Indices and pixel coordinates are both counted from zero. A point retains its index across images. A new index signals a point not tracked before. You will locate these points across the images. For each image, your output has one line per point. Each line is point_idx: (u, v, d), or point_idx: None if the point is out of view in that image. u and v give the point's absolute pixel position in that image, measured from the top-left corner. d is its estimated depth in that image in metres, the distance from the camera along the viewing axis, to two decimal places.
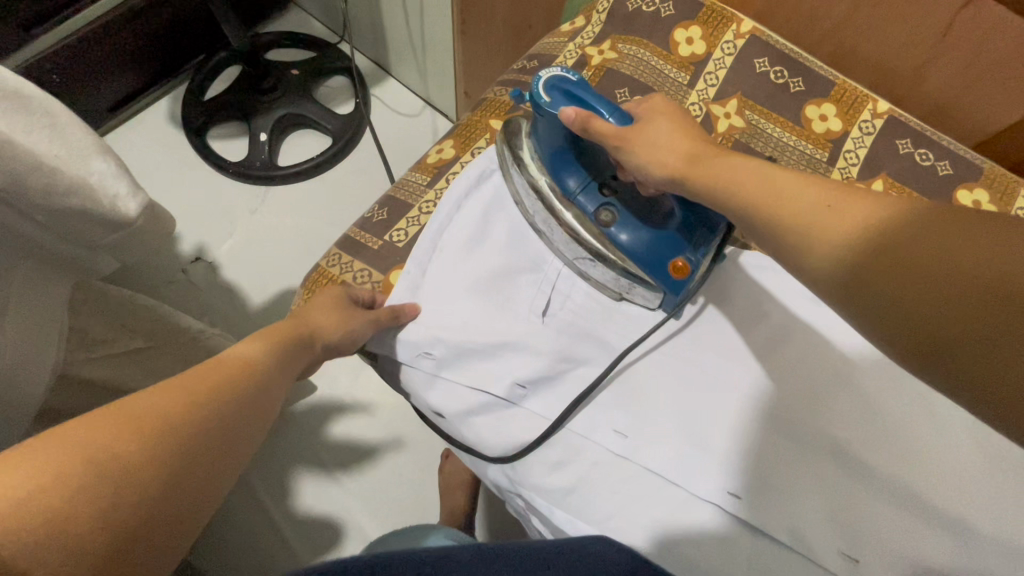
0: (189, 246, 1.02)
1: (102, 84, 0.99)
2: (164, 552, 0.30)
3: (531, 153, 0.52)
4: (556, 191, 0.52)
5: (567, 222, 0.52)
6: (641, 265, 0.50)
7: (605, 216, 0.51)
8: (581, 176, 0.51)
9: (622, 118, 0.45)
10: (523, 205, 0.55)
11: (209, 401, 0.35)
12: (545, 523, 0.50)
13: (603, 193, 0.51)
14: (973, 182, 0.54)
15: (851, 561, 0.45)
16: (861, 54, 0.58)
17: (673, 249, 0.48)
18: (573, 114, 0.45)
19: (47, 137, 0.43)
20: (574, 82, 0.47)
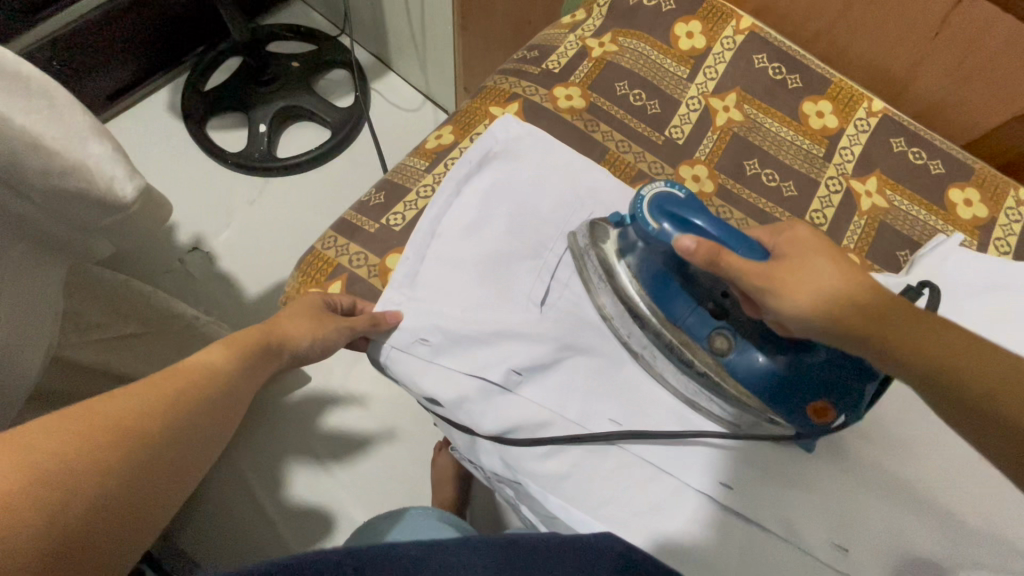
0: (186, 236, 1.02)
1: (103, 73, 0.99)
2: (112, 552, 0.30)
3: (629, 271, 0.49)
4: (662, 316, 0.49)
5: (676, 347, 0.49)
6: (769, 403, 0.46)
7: (720, 344, 0.47)
8: (689, 297, 0.48)
9: (756, 254, 0.40)
10: (613, 320, 0.52)
11: (169, 407, 0.36)
12: (536, 513, 0.52)
13: (717, 318, 0.47)
14: (964, 181, 0.55)
15: (840, 551, 0.46)
16: (857, 53, 0.59)
17: (809, 392, 0.44)
18: (694, 244, 0.40)
19: (44, 119, 0.42)
20: (681, 203, 0.43)
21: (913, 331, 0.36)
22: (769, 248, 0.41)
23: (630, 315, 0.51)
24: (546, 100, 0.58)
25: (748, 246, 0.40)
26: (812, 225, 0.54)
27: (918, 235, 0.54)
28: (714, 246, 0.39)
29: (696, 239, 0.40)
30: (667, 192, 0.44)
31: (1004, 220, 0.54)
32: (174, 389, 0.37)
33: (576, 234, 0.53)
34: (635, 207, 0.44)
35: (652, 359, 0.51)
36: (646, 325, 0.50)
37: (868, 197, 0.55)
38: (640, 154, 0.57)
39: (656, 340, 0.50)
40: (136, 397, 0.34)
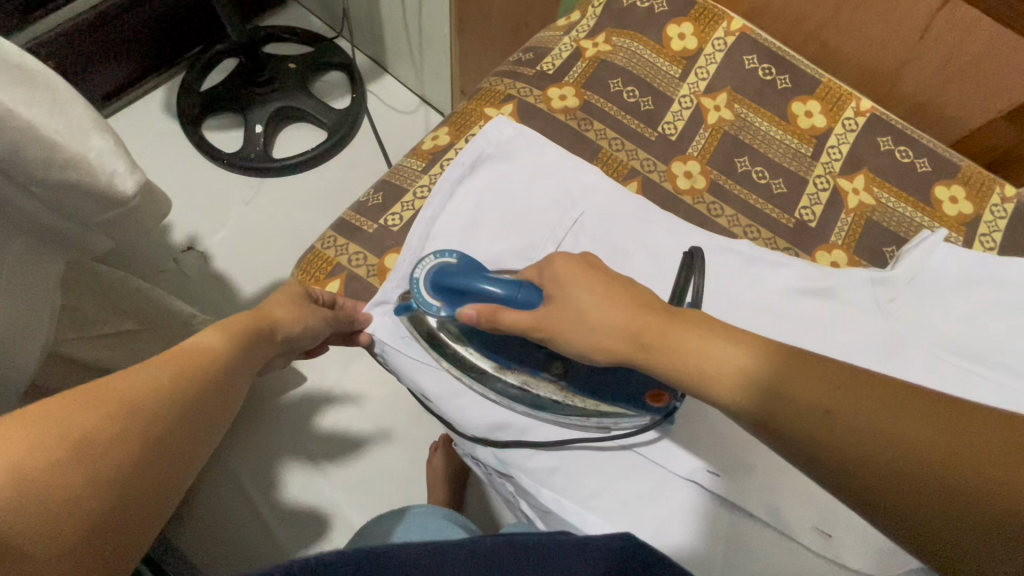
0: (181, 236, 1.02)
1: (100, 71, 0.99)
2: (139, 524, 0.31)
3: (454, 337, 0.50)
4: (497, 367, 0.49)
5: (520, 389, 0.49)
6: (609, 402, 0.48)
7: (554, 370, 0.49)
8: (511, 344, 0.49)
9: (529, 300, 0.42)
10: (463, 377, 0.51)
11: (181, 388, 0.36)
12: (533, 508, 0.53)
13: (536, 351, 0.49)
14: (950, 179, 0.56)
15: (826, 536, 0.47)
16: (845, 54, 0.60)
17: (632, 390, 0.48)
18: (475, 313, 0.42)
19: (47, 111, 0.42)
20: (455, 272, 0.45)
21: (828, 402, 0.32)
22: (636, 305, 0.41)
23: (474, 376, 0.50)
24: (540, 99, 0.59)
25: (514, 293, 0.42)
26: (801, 222, 0.56)
27: (905, 232, 0.55)
28: (491, 311, 0.42)
29: (475, 307, 0.43)
30: (441, 264, 0.46)
31: (989, 217, 0.55)
32: (175, 373, 0.37)
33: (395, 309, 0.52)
34: (414, 294, 0.46)
35: (511, 406, 0.51)
36: (491, 383, 0.50)
37: (855, 195, 0.56)
38: (634, 151, 0.58)
39: (502, 392, 0.50)
40: (140, 382, 0.34)
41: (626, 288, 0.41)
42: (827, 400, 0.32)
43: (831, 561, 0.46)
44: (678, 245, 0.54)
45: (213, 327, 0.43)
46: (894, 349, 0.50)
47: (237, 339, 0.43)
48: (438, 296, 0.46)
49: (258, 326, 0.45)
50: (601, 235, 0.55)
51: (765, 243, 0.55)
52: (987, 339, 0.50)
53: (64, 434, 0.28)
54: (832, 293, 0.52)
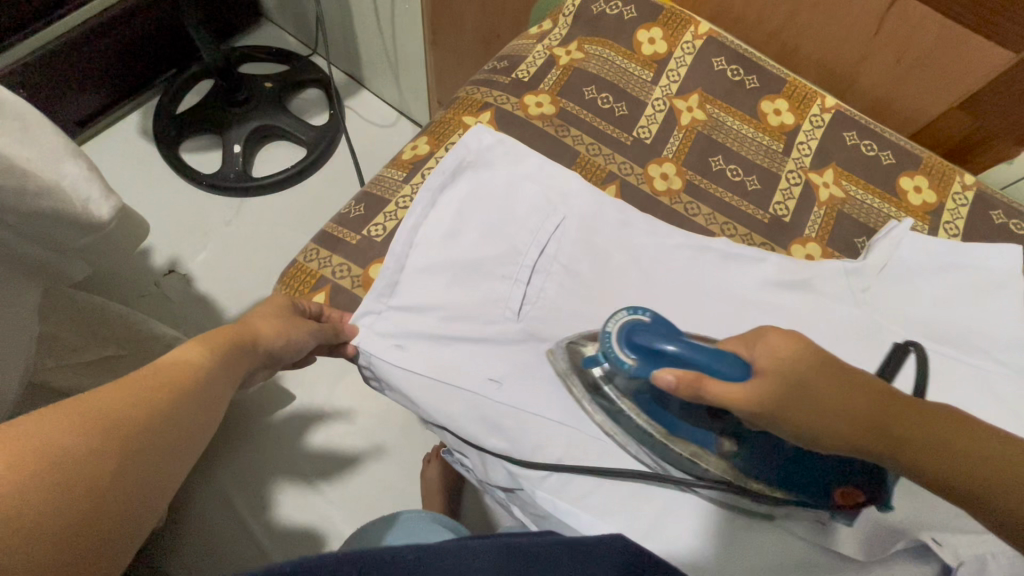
0: (162, 259, 1.01)
1: (72, 98, 0.98)
2: (129, 532, 0.30)
3: (618, 392, 0.48)
4: (664, 432, 0.47)
5: (688, 460, 0.47)
6: (793, 492, 0.46)
7: (728, 448, 0.46)
8: (687, 412, 0.46)
9: (741, 371, 0.36)
10: (618, 438, 0.50)
11: (163, 399, 0.35)
12: (527, 511, 0.54)
13: (715, 426, 0.46)
14: (913, 170, 0.58)
15: (815, 523, 0.48)
16: (809, 53, 0.62)
17: (835, 481, 0.44)
18: (673, 380, 0.38)
19: (16, 139, 0.42)
20: (648, 330, 0.41)
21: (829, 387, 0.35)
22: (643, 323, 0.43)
23: (637, 440, 0.49)
24: (516, 107, 0.60)
25: (725, 364, 0.37)
26: (775, 216, 0.57)
27: (875, 223, 0.57)
28: (693, 377, 0.37)
29: (676, 372, 0.38)
30: (635, 320, 0.43)
31: (952, 205, 0.57)
32: (156, 384, 0.36)
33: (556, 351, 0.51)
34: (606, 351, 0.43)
35: (666, 473, 0.49)
36: (656, 449, 0.48)
37: (825, 188, 0.58)
38: (610, 155, 0.59)
39: (664, 459, 0.48)
40: (120, 395, 0.33)
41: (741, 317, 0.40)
42: (838, 401, 0.35)
43: (816, 546, 0.47)
44: (657, 245, 0.55)
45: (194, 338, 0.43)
46: (869, 334, 0.51)
47: (221, 350, 0.43)
48: (631, 355, 0.42)
49: (241, 338, 0.45)
50: (583, 237, 0.55)
51: (742, 238, 0.57)
52: (950, 321, 0.52)
53: (39, 443, 0.28)
54: (808, 284, 0.53)
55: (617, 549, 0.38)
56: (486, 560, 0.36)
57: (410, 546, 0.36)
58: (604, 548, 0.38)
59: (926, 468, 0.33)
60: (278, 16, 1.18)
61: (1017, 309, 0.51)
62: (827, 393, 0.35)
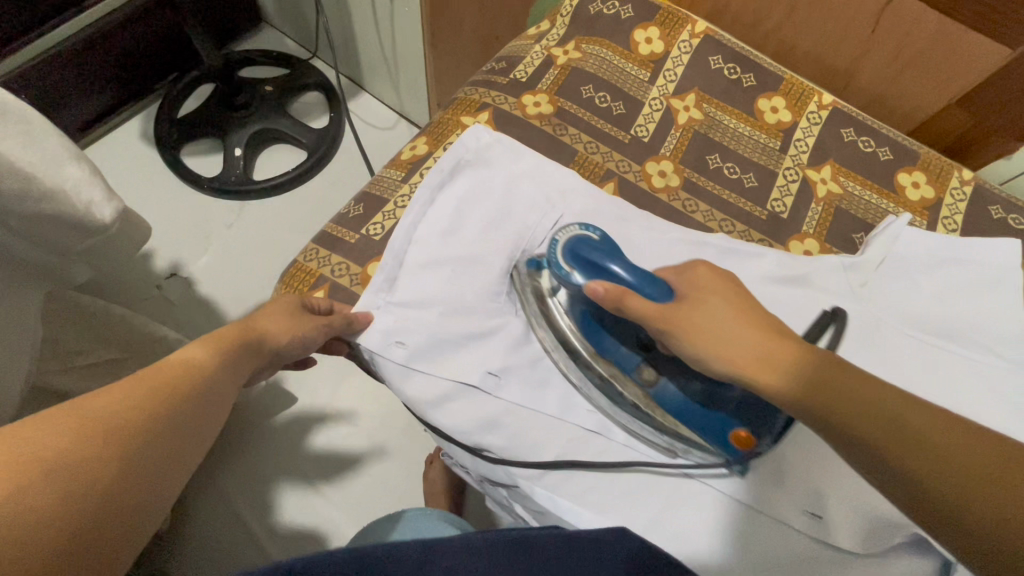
0: (164, 263, 1.02)
1: (73, 103, 0.99)
2: (135, 528, 0.31)
3: (561, 309, 0.52)
4: (591, 350, 0.52)
5: (605, 380, 0.51)
6: (694, 429, 0.49)
7: (647, 374, 0.51)
8: (618, 332, 0.51)
9: (663, 294, 0.43)
10: (550, 355, 0.54)
11: (168, 397, 0.36)
12: (528, 509, 0.54)
13: (641, 352, 0.51)
14: (911, 166, 0.58)
15: (815, 519, 0.48)
16: (805, 51, 0.62)
17: (735, 420, 0.47)
18: (602, 290, 0.44)
19: (19, 143, 0.42)
20: (593, 247, 0.47)
21: (850, 382, 0.37)
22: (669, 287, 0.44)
23: (565, 354, 0.53)
24: (515, 107, 0.60)
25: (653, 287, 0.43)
26: (772, 214, 0.57)
27: (873, 219, 0.57)
28: (618, 291, 0.44)
29: (605, 285, 0.45)
30: (582, 236, 0.48)
31: (950, 200, 0.57)
32: (162, 381, 0.36)
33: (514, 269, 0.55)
34: (549, 253, 0.48)
35: (587, 392, 0.53)
36: (581, 365, 0.52)
37: (823, 185, 0.58)
38: (608, 154, 0.59)
39: (585, 376, 0.52)
40: (126, 393, 0.34)
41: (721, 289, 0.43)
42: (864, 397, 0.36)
43: (817, 541, 0.47)
44: (655, 243, 0.55)
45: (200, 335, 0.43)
46: (868, 330, 0.51)
47: (228, 347, 0.43)
48: (571, 264, 0.47)
49: (245, 333, 0.45)
50: None
51: (740, 236, 0.57)
52: (949, 316, 0.52)
53: (44, 443, 0.28)
54: (806, 280, 0.53)
55: (624, 546, 0.38)
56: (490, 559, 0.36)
57: (416, 543, 0.36)
58: (611, 545, 0.38)
59: (939, 479, 0.32)
60: (278, 20, 1.19)
61: (1016, 304, 0.51)
62: (846, 388, 0.36)
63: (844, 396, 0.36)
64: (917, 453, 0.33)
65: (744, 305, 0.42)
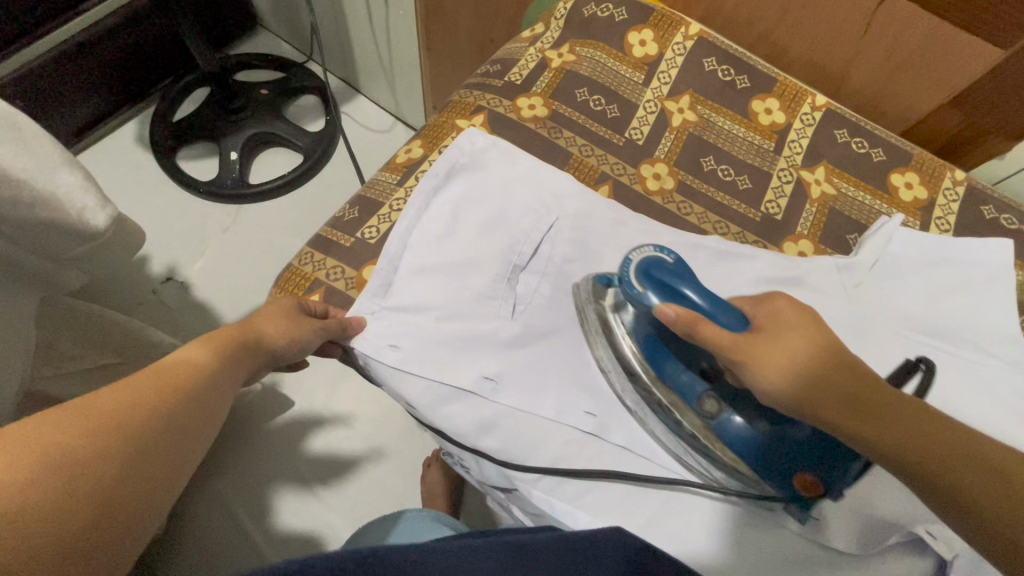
0: (160, 267, 1.01)
1: (68, 108, 0.99)
2: (135, 533, 0.30)
3: (624, 330, 0.52)
4: (652, 374, 0.51)
5: (664, 405, 0.51)
6: (755, 468, 0.47)
7: (709, 406, 0.49)
8: (682, 357, 0.50)
9: (737, 323, 0.41)
10: (609, 373, 0.54)
11: (167, 401, 0.36)
12: (525, 511, 0.54)
13: (705, 382, 0.49)
14: (904, 167, 0.58)
15: (810, 519, 0.48)
16: (799, 53, 0.62)
17: (799, 464, 0.44)
18: (673, 314, 0.43)
19: (11, 148, 0.42)
20: (669, 270, 0.45)
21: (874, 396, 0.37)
22: (733, 307, 0.43)
23: (627, 375, 0.53)
24: (510, 110, 0.61)
25: (727, 314, 0.42)
26: (766, 215, 0.58)
27: (866, 219, 0.57)
28: (692, 317, 0.42)
29: (678, 309, 0.43)
30: (658, 257, 0.46)
31: (942, 201, 0.57)
32: (161, 385, 0.36)
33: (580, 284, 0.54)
34: (623, 270, 0.46)
35: (643, 416, 0.52)
36: (640, 386, 0.52)
37: (817, 186, 0.58)
38: (603, 157, 0.60)
39: (645, 399, 0.52)
40: (125, 397, 0.33)
41: (765, 307, 0.42)
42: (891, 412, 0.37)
43: (812, 541, 0.48)
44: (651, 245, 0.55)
45: (197, 338, 0.43)
46: (863, 330, 0.51)
47: (225, 350, 0.43)
48: (643, 283, 0.45)
49: (244, 335, 0.45)
50: (577, 239, 0.56)
51: (734, 237, 0.57)
52: (941, 315, 0.52)
53: (42, 446, 0.28)
54: (801, 281, 0.53)
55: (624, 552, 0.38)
56: (492, 562, 0.36)
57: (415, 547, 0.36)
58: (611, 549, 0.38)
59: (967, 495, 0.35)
60: (274, 24, 1.19)
61: (1008, 304, 0.52)
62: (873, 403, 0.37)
63: (874, 413, 0.37)
64: (938, 463, 0.35)
65: (823, 336, 0.39)
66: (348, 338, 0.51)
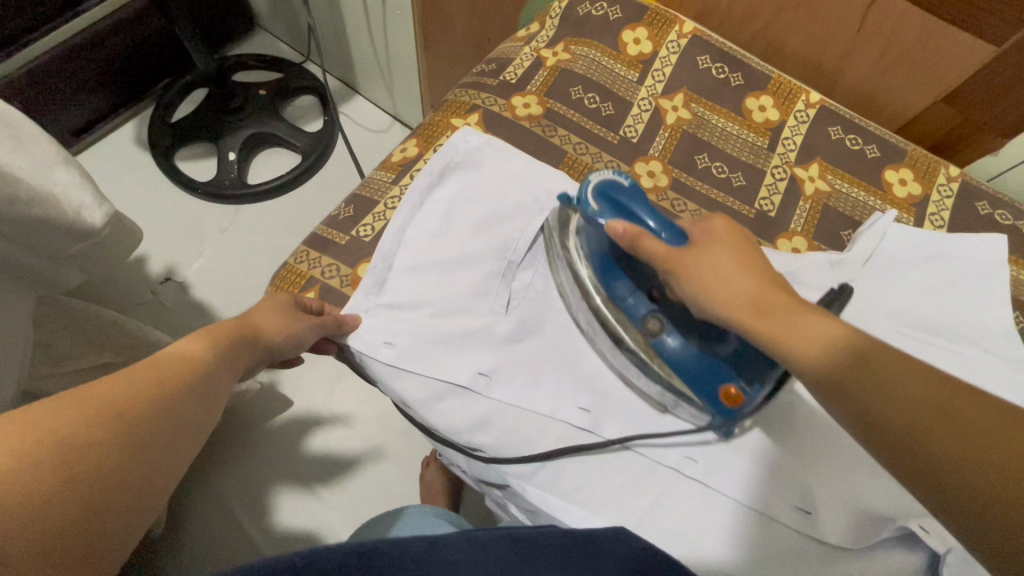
0: (158, 267, 1.02)
1: (66, 108, 0.99)
2: (130, 525, 0.30)
3: (580, 249, 0.53)
4: (600, 288, 0.52)
5: (609, 322, 0.52)
6: (688, 382, 0.49)
7: (651, 325, 0.50)
8: (632, 280, 0.51)
9: (675, 238, 0.45)
10: (566, 292, 0.55)
11: (164, 394, 0.36)
12: (521, 509, 0.54)
13: (650, 303, 0.51)
14: (898, 163, 0.58)
15: (805, 514, 0.48)
16: (793, 51, 0.63)
17: (728, 376, 0.47)
18: (622, 230, 0.45)
19: (7, 148, 0.42)
20: (623, 191, 0.47)
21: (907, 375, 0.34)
22: (684, 232, 0.46)
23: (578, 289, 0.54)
24: (504, 108, 0.61)
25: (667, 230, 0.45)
26: (761, 212, 0.58)
27: (860, 216, 0.57)
28: (636, 232, 0.45)
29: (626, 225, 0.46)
30: (613, 180, 0.48)
31: (937, 196, 0.57)
32: (158, 378, 0.36)
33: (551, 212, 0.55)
34: (580, 190, 0.48)
35: (594, 335, 0.54)
36: (588, 300, 0.53)
37: (811, 183, 0.59)
38: (597, 155, 0.60)
39: (592, 313, 0.53)
40: (122, 389, 0.34)
41: (742, 251, 0.42)
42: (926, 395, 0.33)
43: (807, 537, 0.48)
44: None
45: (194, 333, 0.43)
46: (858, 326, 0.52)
47: (221, 345, 0.43)
48: (598, 202, 0.48)
49: (240, 331, 0.45)
50: None
51: None
52: (936, 311, 0.52)
53: (40, 436, 0.28)
54: (795, 278, 0.53)
55: (621, 548, 0.38)
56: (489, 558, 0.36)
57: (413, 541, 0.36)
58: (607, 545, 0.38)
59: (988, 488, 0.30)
60: (271, 25, 1.19)
61: (1001, 299, 0.52)
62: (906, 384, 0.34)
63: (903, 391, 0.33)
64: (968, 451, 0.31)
65: (748, 257, 0.42)
66: (343, 336, 0.51)
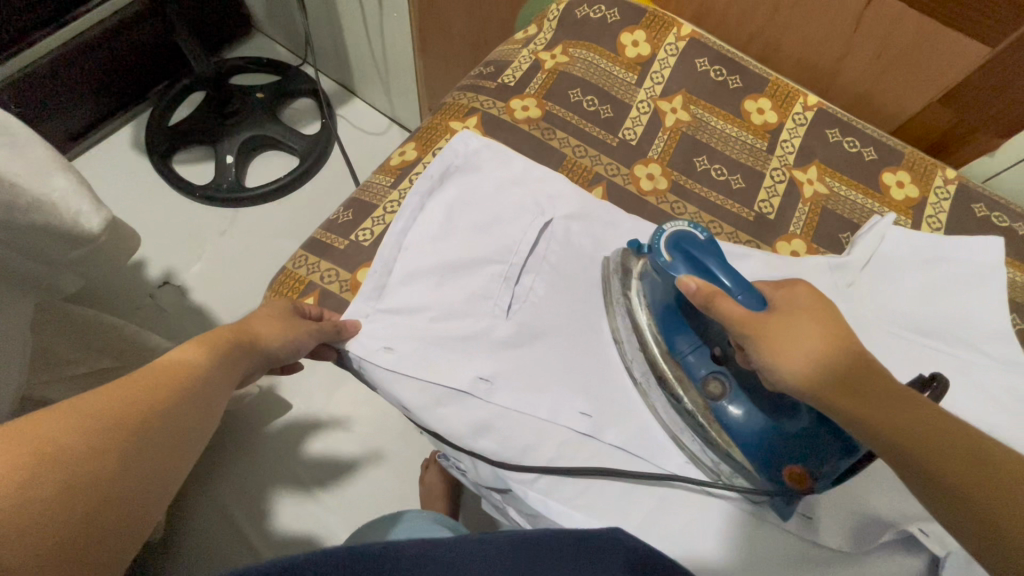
0: (156, 271, 1.01)
1: (63, 112, 0.98)
2: (129, 532, 0.30)
3: (641, 301, 0.53)
4: (662, 343, 0.52)
5: (669, 379, 0.51)
6: (746, 452, 0.47)
7: (713, 389, 0.49)
8: (694, 338, 0.51)
9: (753, 300, 0.43)
10: (621, 341, 0.55)
11: (161, 401, 0.36)
12: (522, 513, 0.54)
13: (717, 364, 0.50)
14: (896, 165, 0.58)
15: (804, 518, 0.48)
16: (790, 53, 0.63)
17: (791, 457, 0.45)
18: (694, 285, 0.44)
19: (4, 154, 0.42)
20: (699, 246, 0.47)
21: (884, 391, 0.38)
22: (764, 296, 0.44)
23: (636, 338, 0.54)
24: (503, 112, 0.61)
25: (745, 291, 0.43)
26: (760, 215, 0.58)
27: (858, 219, 0.57)
28: (711, 290, 0.44)
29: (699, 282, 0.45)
30: (689, 234, 0.48)
31: (934, 199, 0.57)
32: (156, 385, 0.36)
33: (611, 258, 0.56)
34: (653, 239, 0.48)
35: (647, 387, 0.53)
36: (647, 353, 0.53)
37: (809, 185, 0.59)
38: (596, 157, 0.60)
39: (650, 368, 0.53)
40: (119, 396, 0.33)
41: (822, 312, 0.41)
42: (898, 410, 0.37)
43: (808, 541, 0.48)
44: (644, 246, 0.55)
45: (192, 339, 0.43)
46: (858, 329, 0.52)
47: (220, 351, 0.43)
48: (672, 253, 0.47)
49: (239, 338, 0.45)
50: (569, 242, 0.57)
51: (728, 237, 0.57)
52: (934, 314, 0.53)
53: (36, 444, 0.28)
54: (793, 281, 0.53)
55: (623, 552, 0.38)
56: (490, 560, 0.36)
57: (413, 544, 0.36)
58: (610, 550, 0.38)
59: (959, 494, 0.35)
60: (269, 28, 1.19)
61: (999, 301, 0.52)
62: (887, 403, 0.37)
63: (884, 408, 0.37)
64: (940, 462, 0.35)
65: (835, 327, 0.40)
66: (343, 340, 0.51)
